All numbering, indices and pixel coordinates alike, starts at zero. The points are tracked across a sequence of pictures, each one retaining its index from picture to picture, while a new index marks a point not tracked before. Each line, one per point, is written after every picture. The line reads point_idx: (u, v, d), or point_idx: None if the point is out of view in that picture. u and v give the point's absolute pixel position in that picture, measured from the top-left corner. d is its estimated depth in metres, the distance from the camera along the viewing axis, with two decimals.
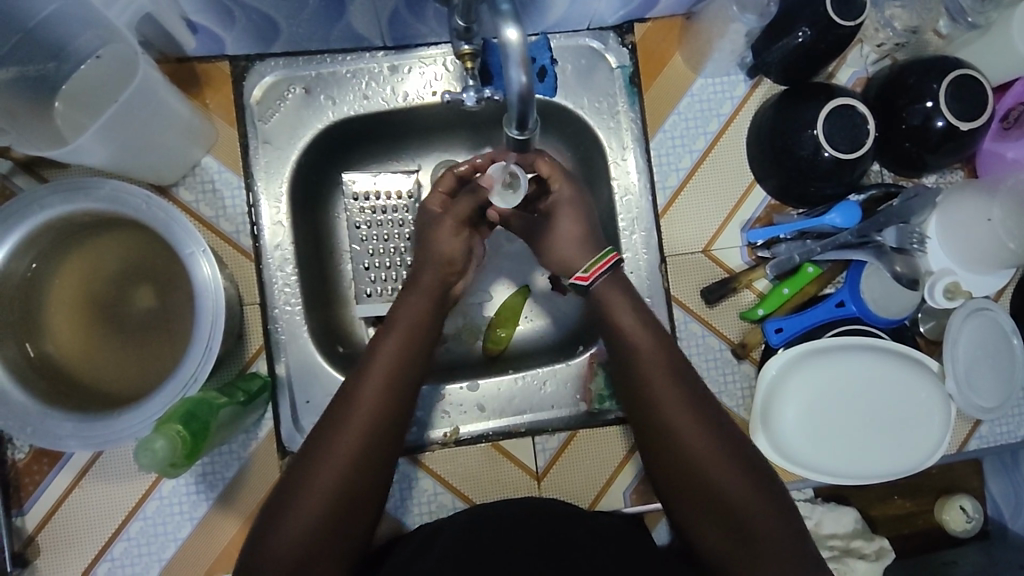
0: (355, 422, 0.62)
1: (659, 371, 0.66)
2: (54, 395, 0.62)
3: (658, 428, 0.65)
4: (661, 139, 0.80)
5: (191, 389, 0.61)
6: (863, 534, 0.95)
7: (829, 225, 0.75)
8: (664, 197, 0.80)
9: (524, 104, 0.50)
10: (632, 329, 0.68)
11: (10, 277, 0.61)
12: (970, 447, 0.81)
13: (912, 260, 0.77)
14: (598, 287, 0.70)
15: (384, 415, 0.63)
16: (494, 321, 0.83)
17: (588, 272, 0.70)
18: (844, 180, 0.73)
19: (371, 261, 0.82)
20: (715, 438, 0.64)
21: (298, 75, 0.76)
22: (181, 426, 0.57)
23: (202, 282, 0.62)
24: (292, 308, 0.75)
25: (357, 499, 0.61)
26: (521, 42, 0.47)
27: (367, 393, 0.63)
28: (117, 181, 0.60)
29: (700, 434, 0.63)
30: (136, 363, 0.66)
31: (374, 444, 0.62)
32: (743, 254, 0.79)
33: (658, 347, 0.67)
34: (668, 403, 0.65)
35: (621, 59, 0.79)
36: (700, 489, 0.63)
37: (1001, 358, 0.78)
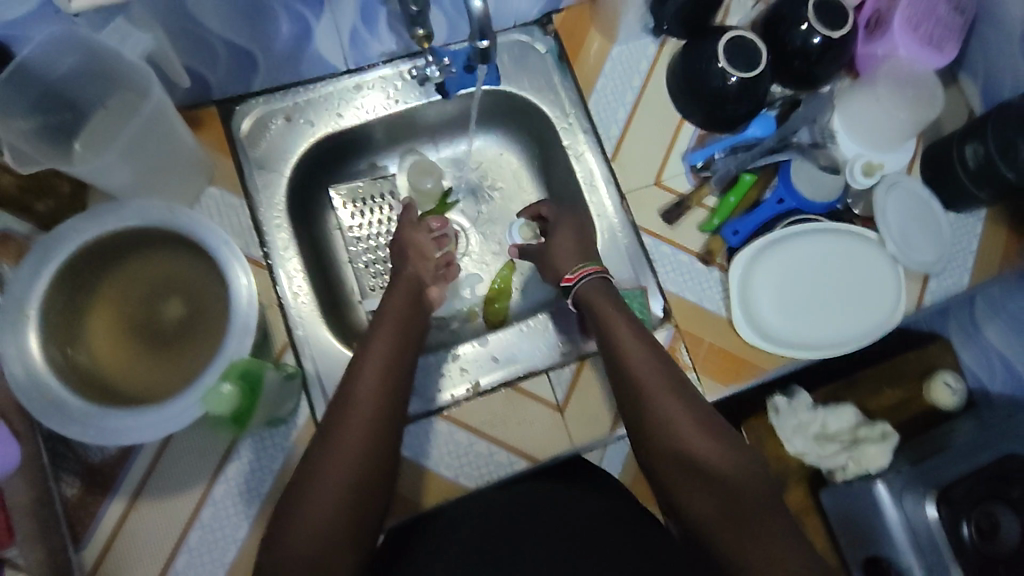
0: (357, 411, 0.64)
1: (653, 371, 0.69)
2: (108, 400, 0.67)
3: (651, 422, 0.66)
4: (596, 99, 0.92)
5: (241, 349, 0.68)
6: (865, 423, 1.05)
7: (751, 137, 0.90)
8: (611, 146, 0.91)
9: (483, 24, 0.66)
10: (632, 343, 0.71)
11: (57, 296, 0.68)
12: (928, 301, 0.90)
13: (830, 152, 0.91)
14: (583, 288, 0.78)
15: (381, 407, 0.66)
16: (488, 297, 0.95)
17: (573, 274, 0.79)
18: (752, 100, 0.87)
19: (369, 258, 0.93)
20: (700, 418, 0.66)
21: (277, 107, 0.87)
22: (240, 379, 0.64)
23: (235, 287, 0.69)
24: (303, 305, 0.82)
25: (372, 490, 0.63)
26: None
27: (354, 419, 0.64)
28: (135, 203, 0.70)
29: (685, 418, 0.65)
30: (174, 363, 0.71)
31: (382, 435, 0.65)
32: (689, 179, 0.90)
33: (653, 355, 0.70)
34: (657, 398, 0.67)
35: (547, 45, 0.94)
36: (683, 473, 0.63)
37: (925, 219, 0.91)
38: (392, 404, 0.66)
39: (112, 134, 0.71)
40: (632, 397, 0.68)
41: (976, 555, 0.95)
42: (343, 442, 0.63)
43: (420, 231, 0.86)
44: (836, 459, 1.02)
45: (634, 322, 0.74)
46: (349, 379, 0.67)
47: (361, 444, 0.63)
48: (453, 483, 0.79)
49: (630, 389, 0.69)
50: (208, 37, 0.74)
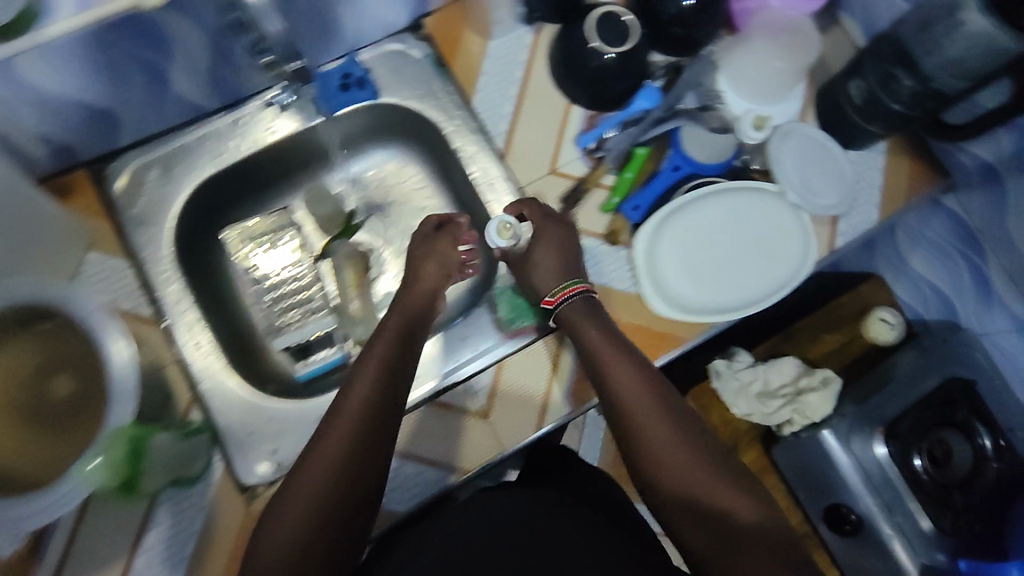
0: (339, 426, 0.62)
1: (645, 396, 0.68)
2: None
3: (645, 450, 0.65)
4: (480, 99, 0.90)
5: (124, 418, 0.68)
6: (807, 372, 1.05)
7: (639, 110, 0.89)
8: (501, 140, 0.90)
9: None
10: (624, 369, 0.70)
11: None
12: (839, 244, 0.89)
13: (720, 113, 0.90)
14: (563, 311, 0.77)
15: (368, 423, 0.62)
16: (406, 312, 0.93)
17: (553, 297, 0.78)
18: (631, 73, 0.86)
19: (275, 296, 0.90)
20: (697, 448, 0.65)
21: (152, 158, 0.84)
22: (120, 449, 0.66)
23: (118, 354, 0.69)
24: (203, 357, 0.79)
25: (345, 501, 0.60)
26: None
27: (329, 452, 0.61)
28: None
29: (680, 445, 0.65)
30: (67, 442, 0.68)
31: (364, 451, 0.61)
32: (584, 161, 0.89)
33: (650, 383, 0.69)
34: (652, 427, 0.66)
35: (423, 50, 0.91)
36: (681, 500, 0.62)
37: (824, 163, 0.91)
38: (382, 419, 0.63)
39: None
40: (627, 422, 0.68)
41: (932, 484, 0.99)
42: (324, 451, 0.61)
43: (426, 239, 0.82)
44: (781, 415, 1.04)
45: (618, 344, 0.73)
46: (339, 397, 0.65)
47: (335, 477, 0.60)
48: (384, 510, 0.78)
49: (624, 414, 0.68)
50: (52, 98, 0.70)
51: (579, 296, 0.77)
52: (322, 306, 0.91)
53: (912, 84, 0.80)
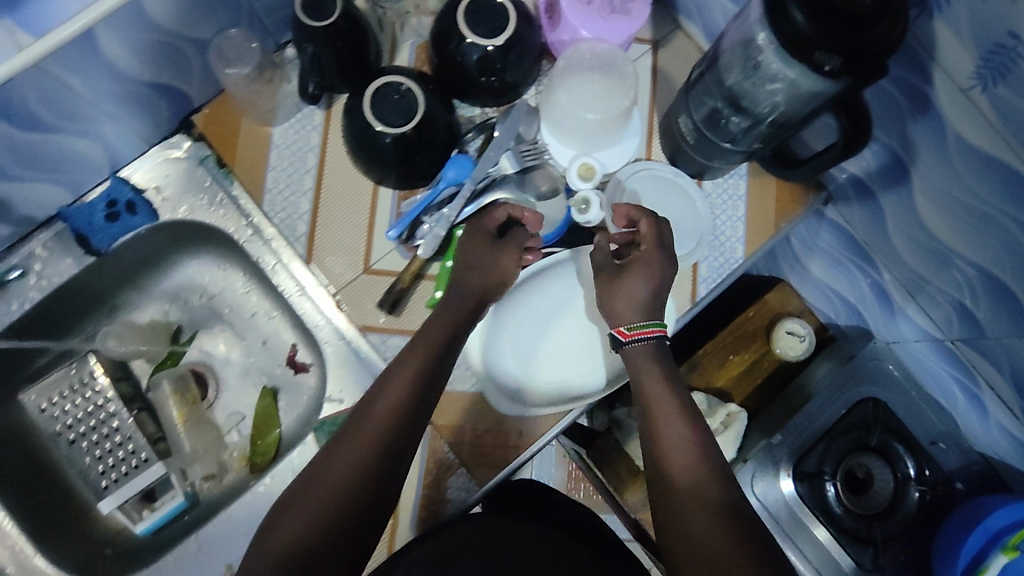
0: (314, 499, 0.56)
1: (684, 441, 0.60)
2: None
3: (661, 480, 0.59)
4: (270, 199, 0.79)
5: None
6: (709, 410, 0.94)
7: (448, 186, 0.78)
8: (302, 246, 0.79)
9: None
10: (656, 386, 0.64)
11: None
12: (702, 295, 0.80)
13: (548, 170, 0.80)
14: (634, 348, 0.67)
15: (362, 479, 0.57)
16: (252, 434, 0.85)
17: (630, 329, 0.67)
18: (434, 146, 0.75)
19: (96, 449, 0.82)
20: (711, 474, 0.58)
21: None
22: None
23: None
24: (17, 545, 0.76)
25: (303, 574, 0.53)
26: None
27: (326, 490, 0.56)
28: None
29: (691, 460, 0.59)
30: None
31: (333, 521, 0.55)
32: (403, 252, 0.79)
33: (683, 403, 0.63)
34: (678, 446, 0.60)
35: (200, 152, 0.80)
36: (681, 534, 0.55)
37: (676, 204, 0.80)
38: (376, 483, 0.58)
39: None
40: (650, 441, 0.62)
41: (851, 517, 0.92)
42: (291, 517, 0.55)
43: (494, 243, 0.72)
44: None
45: (674, 382, 0.65)
46: (330, 451, 0.59)
47: (315, 526, 0.55)
48: None
49: (654, 428, 0.62)
50: None
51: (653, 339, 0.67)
52: (143, 460, 0.81)
53: (743, 120, 0.68)
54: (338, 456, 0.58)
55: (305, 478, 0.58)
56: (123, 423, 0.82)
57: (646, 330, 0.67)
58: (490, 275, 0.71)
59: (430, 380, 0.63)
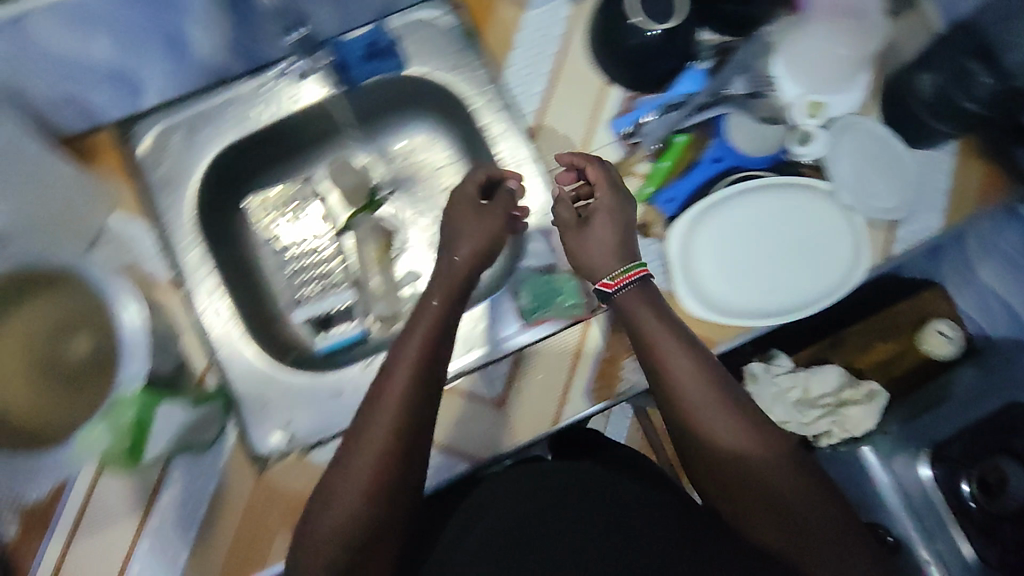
0: (364, 455, 0.60)
1: (704, 397, 0.62)
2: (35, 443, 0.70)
3: (697, 437, 0.62)
4: (514, 71, 0.86)
5: (133, 384, 0.71)
6: (851, 382, 0.99)
7: (679, 95, 0.83)
8: (529, 121, 0.85)
9: None
10: (665, 340, 0.65)
11: None
12: (895, 253, 0.83)
13: (771, 100, 0.83)
14: (624, 295, 0.68)
15: (395, 450, 0.60)
16: None
17: (613, 280, 0.69)
18: (674, 55, 0.80)
19: (296, 263, 0.91)
20: (764, 436, 0.61)
21: (176, 121, 0.83)
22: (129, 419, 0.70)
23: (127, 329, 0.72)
24: (222, 325, 0.80)
25: (381, 518, 0.60)
26: None
27: (358, 472, 0.60)
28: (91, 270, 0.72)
29: (733, 421, 0.61)
30: (76, 408, 0.71)
31: (392, 475, 0.60)
32: (618, 147, 0.83)
33: (699, 361, 0.64)
34: (700, 410, 0.62)
35: (453, 19, 0.86)
36: (731, 483, 0.60)
37: (887, 162, 0.82)
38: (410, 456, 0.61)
39: None
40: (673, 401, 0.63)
41: (982, 514, 0.94)
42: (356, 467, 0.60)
43: (467, 207, 0.75)
44: (819, 426, 0.98)
45: (689, 342, 0.65)
46: (367, 414, 0.62)
47: (367, 485, 0.59)
48: None
49: (667, 394, 0.64)
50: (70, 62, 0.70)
51: (636, 282, 0.68)
52: (337, 283, 0.91)
53: (991, 82, 0.75)
54: (372, 425, 0.61)
55: (345, 454, 0.62)
56: (324, 245, 0.92)
57: (627, 276, 0.68)
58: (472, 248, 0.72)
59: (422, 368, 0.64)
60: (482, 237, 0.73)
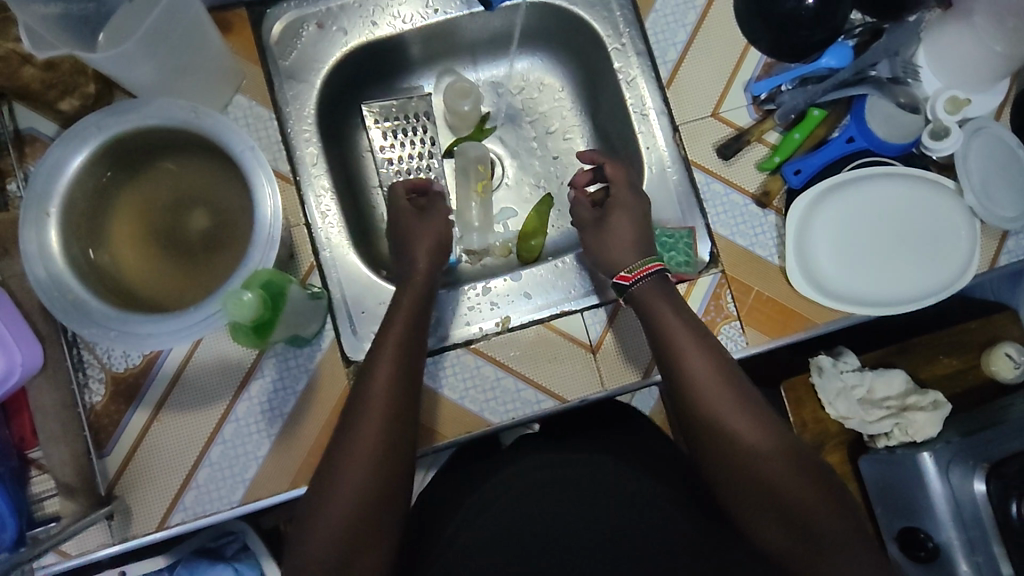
0: (367, 421, 0.62)
1: (716, 389, 0.65)
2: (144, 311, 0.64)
3: (709, 432, 0.65)
4: (654, 19, 0.83)
5: (265, 264, 0.65)
6: (916, 390, 1.00)
7: (824, 68, 0.81)
8: (667, 70, 0.83)
9: None
10: (678, 330, 0.69)
11: (82, 187, 0.65)
12: (1002, 263, 0.82)
13: (910, 89, 0.82)
14: (640, 289, 0.72)
15: (395, 415, 0.63)
16: (524, 232, 0.89)
17: (629, 272, 0.72)
18: (829, 27, 0.79)
19: (400, 180, 0.89)
20: (767, 430, 0.64)
21: (310, 13, 0.81)
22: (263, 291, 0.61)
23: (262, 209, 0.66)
24: (332, 226, 0.79)
25: (394, 477, 0.62)
26: None
27: (360, 448, 0.61)
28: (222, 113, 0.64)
29: (739, 419, 0.64)
30: (183, 278, 0.69)
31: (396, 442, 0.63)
32: (750, 111, 0.82)
33: (711, 357, 0.67)
34: (714, 403, 0.65)
35: None
36: (738, 478, 0.63)
37: (1013, 171, 0.82)
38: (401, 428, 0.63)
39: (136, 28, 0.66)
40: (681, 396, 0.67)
41: None
42: (361, 430, 0.62)
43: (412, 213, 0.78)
44: (882, 426, 0.99)
45: (698, 333, 0.69)
46: (366, 376, 0.65)
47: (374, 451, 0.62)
48: (477, 418, 0.76)
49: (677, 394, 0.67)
50: None
51: (655, 275, 0.72)
52: None
53: None
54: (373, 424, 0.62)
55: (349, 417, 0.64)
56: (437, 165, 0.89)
57: (645, 269, 0.72)
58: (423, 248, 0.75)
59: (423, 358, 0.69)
60: (433, 247, 0.76)
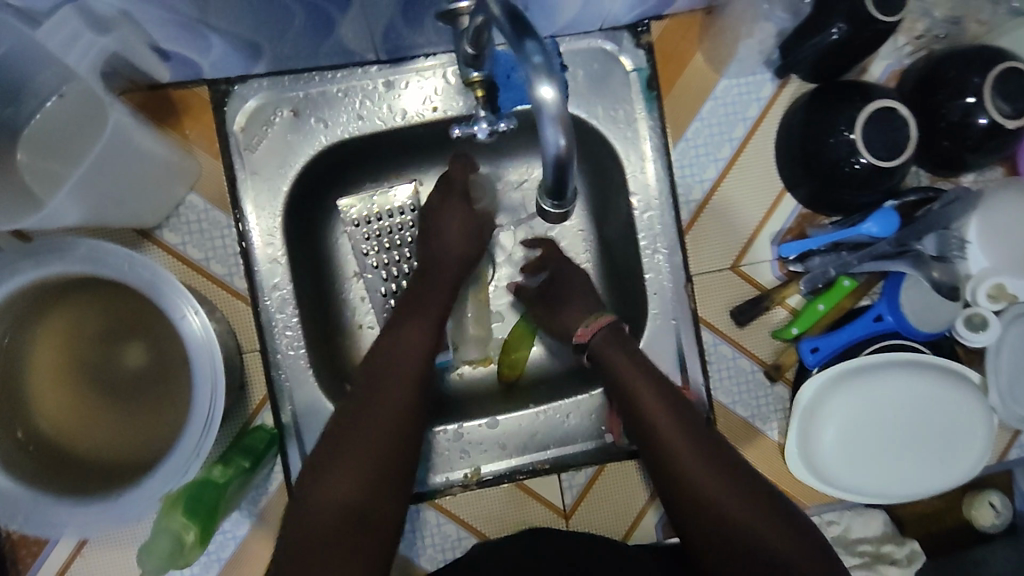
0: (386, 397, 0.61)
1: (672, 433, 0.62)
2: (60, 485, 0.57)
3: (692, 507, 0.59)
4: (683, 148, 0.74)
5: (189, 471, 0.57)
6: (894, 537, 0.87)
7: (865, 235, 0.70)
8: (688, 211, 0.74)
9: (559, 172, 0.42)
10: (629, 371, 0.65)
11: None
12: (1011, 457, 0.77)
13: (954, 268, 0.73)
14: (598, 344, 0.68)
15: (412, 394, 0.62)
16: (507, 343, 0.78)
17: (587, 330, 0.69)
18: (880, 187, 0.67)
19: (387, 287, 0.76)
20: (730, 479, 0.59)
21: (285, 97, 0.69)
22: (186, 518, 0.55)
23: (196, 340, 0.57)
24: (296, 352, 0.69)
25: (404, 459, 0.60)
26: (557, 101, 0.39)
27: (374, 430, 0.59)
28: (165, 270, 0.55)
29: (719, 489, 0.58)
30: (114, 430, 0.61)
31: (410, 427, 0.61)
32: (774, 268, 0.75)
33: (663, 398, 0.64)
34: (692, 466, 0.60)
35: (637, 61, 0.72)
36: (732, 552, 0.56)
37: None
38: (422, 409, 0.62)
39: (70, 143, 0.57)
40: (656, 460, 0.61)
41: None
42: (373, 414, 0.60)
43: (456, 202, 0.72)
44: None
45: (651, 374, 0.66)
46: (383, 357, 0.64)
47: (384, 441, 0.59)
48: None
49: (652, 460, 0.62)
50: (197, 28, 0.55)
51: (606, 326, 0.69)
52: None
53: None
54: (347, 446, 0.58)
55: (355, 408, 0.61)
56: None
57: (596, 324, 0.69)
58: (452, 250, 0.70)
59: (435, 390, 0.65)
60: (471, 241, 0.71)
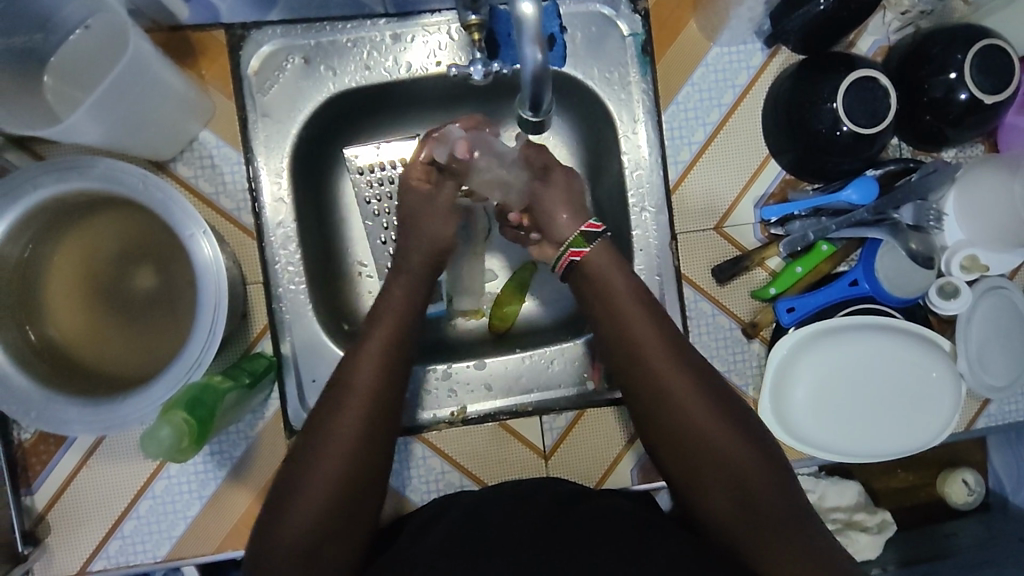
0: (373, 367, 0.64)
1: (666, 363, 0.65)
2: (73, 389, 0.61)
3: (683, 441, 0.64)
4: (673, 112, 0.77)
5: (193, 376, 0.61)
6: (866, 506, 0.90)
7: (844, 201, 0.74)
8: (676, 172, 0.77)
9: (537, 83, 0.48)
10: (627, 301, 0.68)
11: (7, 259, 0.60)
12: (979, 426, 0.80)
13: (930, 239, 0.76)
14: (595, 261, 0.70)
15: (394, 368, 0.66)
16: (501, 296, 0.82)
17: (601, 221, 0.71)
18: (862, 155, 0.71)
19: (387, 235, 0.79)
20: (717, 413, 0.64)
21: (298, 44, 0.72)
22: (187, 414, 0.58)
23: (203, 263, 0.61)
24: (296, 287, 0.74)
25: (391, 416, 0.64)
26: (536, 16, 0.45)
27: (359, 396, 0.63)
28: (176, 191, 0.59)
29: (710, 425, 0.63)
30: (123, 345, 0.65)
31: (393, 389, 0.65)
32: (756, 232, 0.78)
33: (661, 331, 0.67)
34: (677, 383, 0.64)
35: (632, 27, 0.76)
36: (706, 472, 0.62)
37: (1015, 339, 0.77)
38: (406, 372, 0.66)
39: (92, 70, 0.61)
40: (653, 415, 0.65)
41: None
42: (359, 382, 0.64)
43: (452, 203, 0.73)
44: None
45: (645, 303, 0.68)
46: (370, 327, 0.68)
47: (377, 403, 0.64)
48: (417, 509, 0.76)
49: (639, 399, 0.66)
50: None
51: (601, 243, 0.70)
52: None
53: None
54: (357, 375, 0.64)
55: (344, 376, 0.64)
56: None
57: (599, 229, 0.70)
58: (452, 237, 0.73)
59: (412, 309, 0.69)
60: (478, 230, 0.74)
